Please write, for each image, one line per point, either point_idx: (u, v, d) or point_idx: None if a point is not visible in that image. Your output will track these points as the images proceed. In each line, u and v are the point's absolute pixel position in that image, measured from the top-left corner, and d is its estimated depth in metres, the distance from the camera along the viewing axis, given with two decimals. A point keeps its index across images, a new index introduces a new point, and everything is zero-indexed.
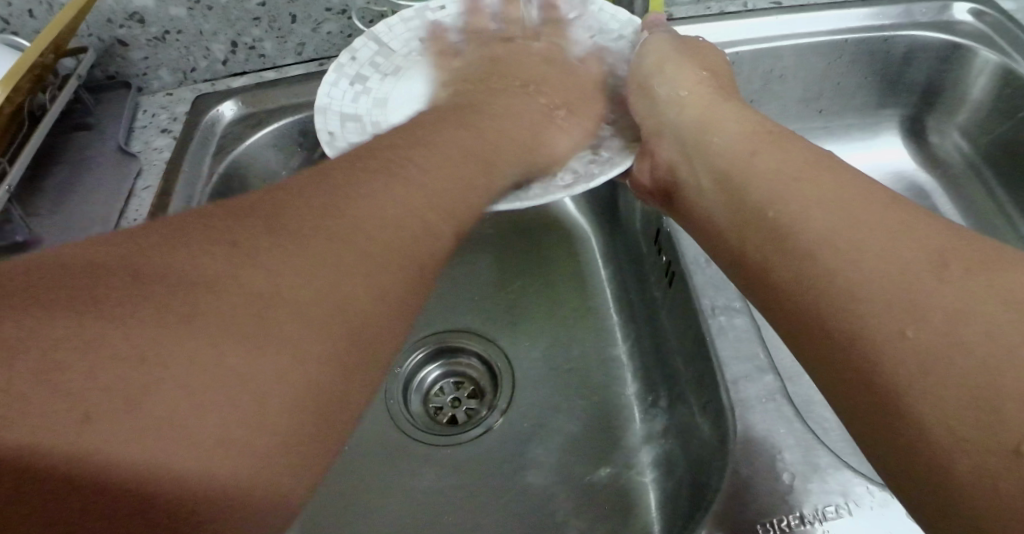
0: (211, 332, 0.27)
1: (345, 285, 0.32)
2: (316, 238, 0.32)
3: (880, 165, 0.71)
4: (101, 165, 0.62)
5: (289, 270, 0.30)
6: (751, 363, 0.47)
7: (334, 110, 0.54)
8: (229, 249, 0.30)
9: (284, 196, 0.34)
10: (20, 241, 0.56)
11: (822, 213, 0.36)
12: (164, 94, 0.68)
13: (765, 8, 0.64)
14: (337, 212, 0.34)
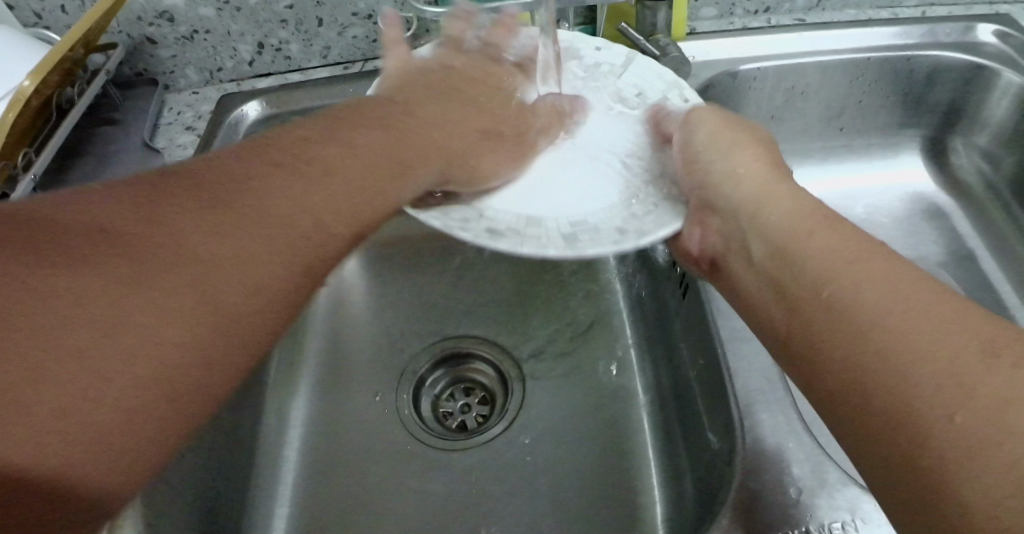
0: (126, 310, 0.29)
1: (260, 274, 0.34)
2: (242, 232, 0.34)
3: (900, 187, 0.70)
4: (125, 160, 0.62)
5: (213, 256, 0.32)
6: (764, 376, 0.47)
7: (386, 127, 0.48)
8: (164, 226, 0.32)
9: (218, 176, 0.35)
10: None
11: (877, 295, 0.32)
12: (190, 93, 0.69)
13: (789, 25, 0.65)
14: (263, 200, 0.36)
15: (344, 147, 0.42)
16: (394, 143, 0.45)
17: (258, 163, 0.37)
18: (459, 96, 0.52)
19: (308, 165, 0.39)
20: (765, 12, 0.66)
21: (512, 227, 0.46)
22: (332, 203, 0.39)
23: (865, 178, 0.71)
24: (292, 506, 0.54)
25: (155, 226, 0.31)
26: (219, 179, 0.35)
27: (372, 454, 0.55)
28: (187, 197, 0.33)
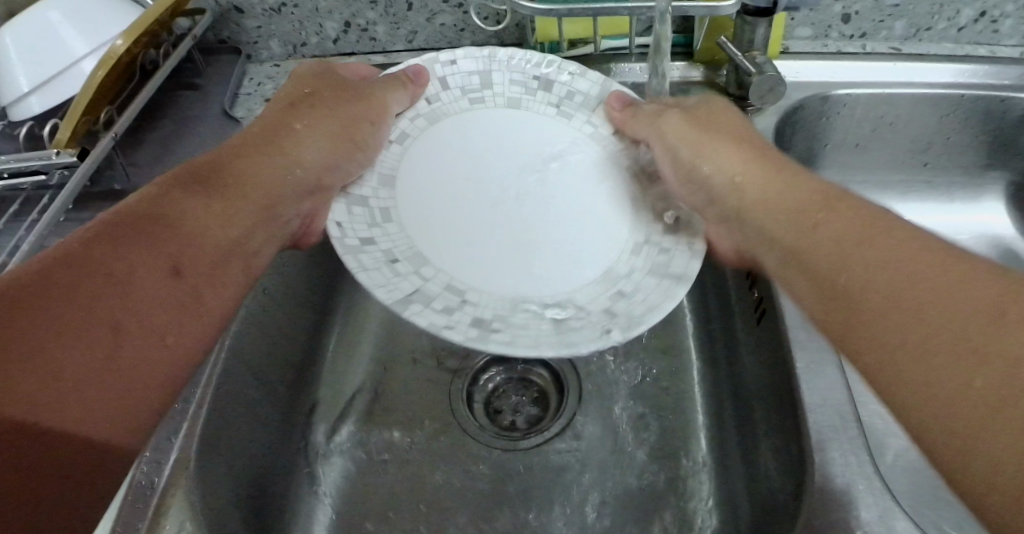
0: (50, 371, 0.32)
1: (182, 303, 0.37)
2: (165, 276, 0.37)
3: (978, 229, 0.67)
4: (204, 126, 0.63)
5: (135, 308, 0.35)
6: (837, 413, 0.44)
7: (351, 240, 0.46)
8: (92, 287, 0.34)
9: (138, 224, 0.38)
10: (116, 189, 0.60)
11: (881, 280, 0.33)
12: (271, 65, 0.69)
13: (883, 53, 0.63)
14: (182, 243, 0.39)
15: (221, 185, 0.42)
16: (265, 168, 0.45)
17: (143, 211, 0.38)
18: (320, 99, 0.50)
19: (184, 210, 0.40)
20: (862, 37, 0.64)
21: (499, 317, 0.45)
22: (239, 228, 0.42)
23: (941, 217, 0.68)
24: (335, 488, 0.54)
25: (67, 279, 0.34)
26: (125, 227, 0.37)
27: (417, 448, 0.55)
28: (105, 253, 0.36)
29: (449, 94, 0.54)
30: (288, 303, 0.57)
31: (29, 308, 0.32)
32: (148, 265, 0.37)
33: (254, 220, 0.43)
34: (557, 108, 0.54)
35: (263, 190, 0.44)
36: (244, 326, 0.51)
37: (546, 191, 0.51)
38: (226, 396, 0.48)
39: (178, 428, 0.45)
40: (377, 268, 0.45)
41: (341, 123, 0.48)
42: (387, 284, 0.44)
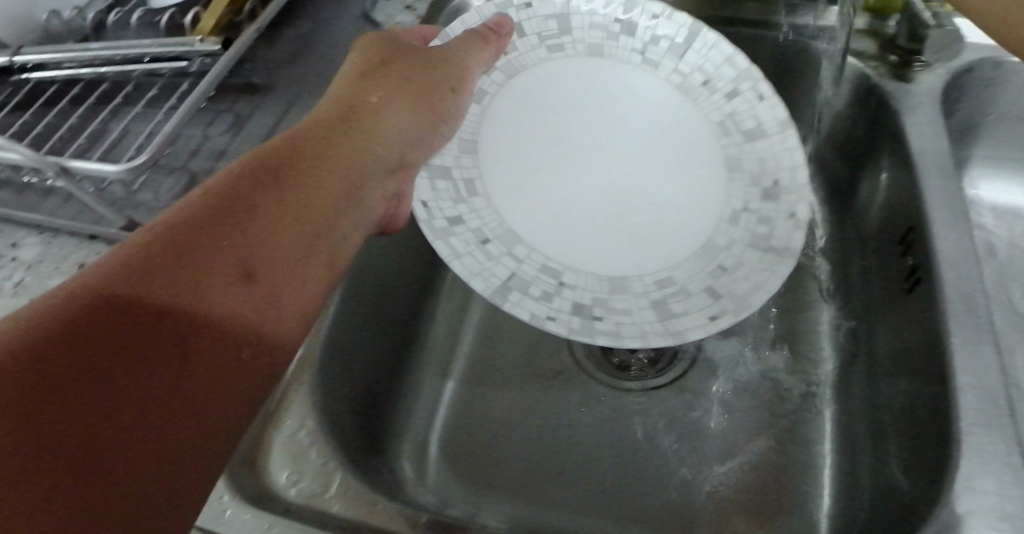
0: (162, 351, 0.29)
1: (302, 260, 0.35)
2: (281, 238, 0.35)
3: None
4: (345, 29, 0.63)
5: (251, 275, 0.33)
6: (991, 396, 0.41)
7: (441, 219, 0.48)
8: (204, 259, 0.32)
9: (246, 190, 0.35)
10: (254, 82, 0.61)
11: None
12: None
13: None
14: (293, 205, 0.36)
15: (321, 148, 0.39)
16: (361, 129, 0.42)
17: (249, 179, 0.36)
18: (399, 56, 0.47)
19: (291, 174, 0.37)
20: None
21: (599, 303, 0.46)
22: (345, 187, 0.39)
23: None
24: (452, 400, 0.56)
25: (181, 254, 0.32)
26: (234, 198, 0.34)
27: (531, 375, 0.57)
28: (214, 221, 0.33)
29: (528, 43, 0.52)
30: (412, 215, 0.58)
31: (150, 278, 0.30)
32: (264, 237, 0.34)
33: (359, 178, 0.40)
34: (642, 55, 0.53)
35: (360, 148, 0.41)
36: None
37: (625, 159, 0.53)
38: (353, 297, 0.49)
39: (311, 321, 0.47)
40: (468, 250, 0.48)
41: (425, 84, 0.46)
42: (485, 271, 0.47)
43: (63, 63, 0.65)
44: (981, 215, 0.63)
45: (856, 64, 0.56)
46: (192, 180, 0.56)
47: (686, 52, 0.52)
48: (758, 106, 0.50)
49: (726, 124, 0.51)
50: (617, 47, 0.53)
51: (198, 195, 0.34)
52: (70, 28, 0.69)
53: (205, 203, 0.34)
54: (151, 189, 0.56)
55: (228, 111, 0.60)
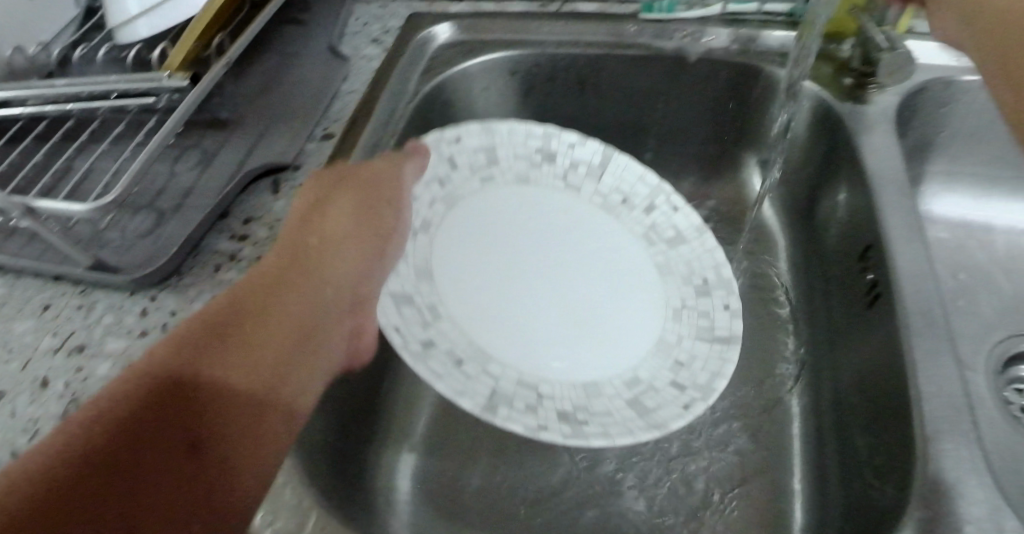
0: (160, 467, 0.30)
1: (291, 372, 0.37)
2: (271, 355, 0.36)
3: None
4: (311, 63, 0.64)
5: (243, 391, 0.34)
6: (953, 406, 0.42)
7: (412, 342, 0.42)
8: (201, 379, 0.34)
9: (238, 311, 0.37)
10: (222, 117, 0.61)
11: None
12: (379, 6, 0.69)
13: None
14: (281, 326, 0.38)
15: (287, 281, 0.40)
16: (314, 264, 0.42)
17: (208, 323, 0.36)
18: (338, 191, 0.46)
19: (254, 315, 0.37)
20: None
21: (582, 409, 0.44)
22: (327, 303, 0.41)
23: None
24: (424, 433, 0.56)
25: (182, 376, 0.33)
26: (193, 342, 0.35)
27: None
28: (210, 342, 0.35)
29: (462, 174, 0.54)
30: None
31: (151, 402, 0.32)
32: (225, 376, 0.34)
33: (341, 294, 0.42)
34: (564, 180, 0.58)
35: (338, 269, 0.43)
36: None
37: (572, 274, 0.55)
38: None
39: None
40: (448, 371, 0.42)
41: (370, 215, 0.46)
42: (472, 389, 0.41)
43: (27, 100, 0.65)
44: (937, 230, 0.65)
45: (812, 88, 0.57)
46: (160, 220, 0.54)
47: (603, 175, 0.59)
48: (675, 216, 0.58)
49: (649, 235, 0.58)
50: (543, 173, 0.58)
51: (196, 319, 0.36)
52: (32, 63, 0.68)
53: (203, 326, 0.36)
54: (120, 226, 0.53)
55: (195, 147, 0.59)
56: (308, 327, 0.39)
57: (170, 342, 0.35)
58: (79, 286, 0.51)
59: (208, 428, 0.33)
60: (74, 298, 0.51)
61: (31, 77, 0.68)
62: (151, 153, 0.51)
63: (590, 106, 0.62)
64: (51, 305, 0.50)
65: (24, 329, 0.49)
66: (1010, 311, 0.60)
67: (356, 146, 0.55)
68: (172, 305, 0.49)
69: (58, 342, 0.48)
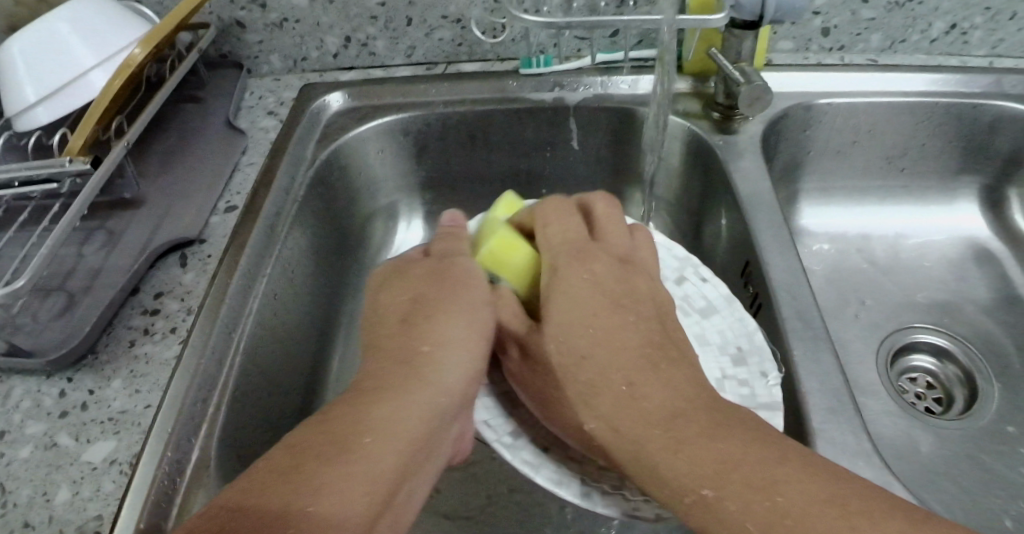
0: None
1: (389, 487, 0.39)
2: (379, 466, 0.39)
3: (955, 234, 0.69)
4: (210, 138, 0.65)
5: (347, 504, 0.36)
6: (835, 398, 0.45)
7: (503, 433, 0.47)
8: (310, 491, 0.36)
9: (344, 425, 0.40)
10: (126, 198, 0.61)
11: (635, 331, 0.45)
12: (272, 79, 0.71)
13: (861, 64, 0.67)
14: (383, 436, 0.40)
15: (388, 385, 0.43)
16: (426, 364, 0.45)
17: (318, 431, 0.39)
18: (431, 287, 0.50)
19: (362, 422, 0.40)
20: (840, 50, 0.69)
21: None
22: (432, 412, 0.43)
23: (921, 222, 0.70)
24: None
25: (298, 486, 0.36)
26: (310, 451, 0.38)
27: None
28: (316, 454, 0.38)
29: None
30: (297, 305, 0.58)
31: (265, 512, 0.34)
32: (344, 481, 0.37)
33: (448, 402, 0.44)
34: None
35: (437, 375, 0.44)
36: (256, 331, 0.52)
37: None
38: (241, 398, 0.49)
39: (199, 428, 0.46)
40: (542, 460, 0.45)
41: (478, 311, 0.49)
42: (552, 476, 0.44)
43: None
44: (817, 242, 0.70)
45: (683, 122, 0.62)
46: (67, 304, 0.53)
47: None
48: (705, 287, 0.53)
49: None
50: None
51: (299, 438, 0.39)
52: None
53: (309, 444, 0.39)
54: (31, 311, 0.53)
55: (100, 229, 0.59)
56: (421, 428, 0.42)
57: (280, 456, 0.38)
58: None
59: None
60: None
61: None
62: (58, 238, 0.52)
63: (483, 158, 0.66)
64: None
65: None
66: (893, 309, 0.65)
67: (259, 216, 0.56)
68: (90, 384, 0.50)
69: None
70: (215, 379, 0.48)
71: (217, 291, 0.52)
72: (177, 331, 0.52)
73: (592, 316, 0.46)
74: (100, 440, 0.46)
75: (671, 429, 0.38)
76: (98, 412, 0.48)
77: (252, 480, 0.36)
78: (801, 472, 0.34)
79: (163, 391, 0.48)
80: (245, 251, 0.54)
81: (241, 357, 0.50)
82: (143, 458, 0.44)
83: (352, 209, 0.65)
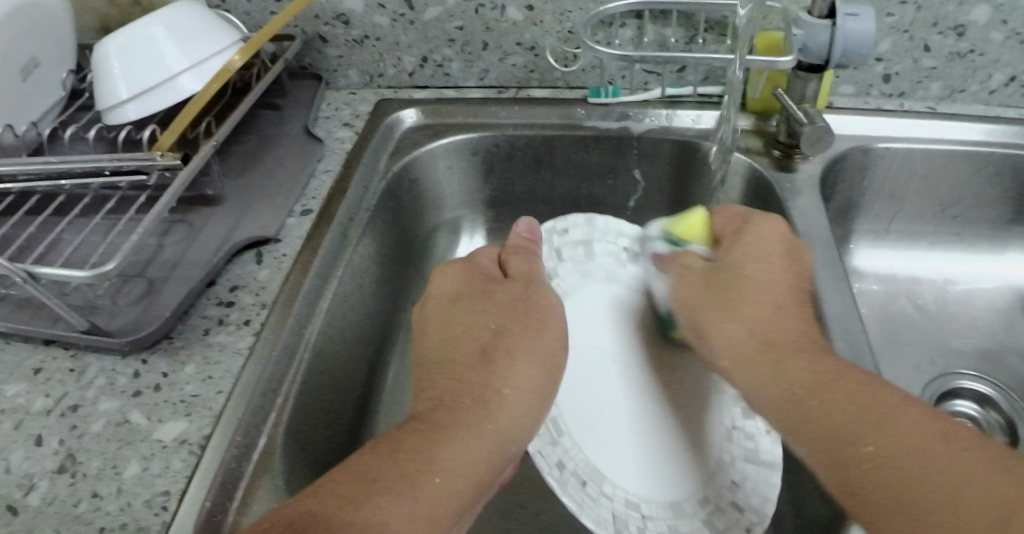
0: None
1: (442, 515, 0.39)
2: (431, 490, 0.40)
3: (1004, 283, 0.70)
4: (288, 144, 0.69)
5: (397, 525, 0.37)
6: None
7: (546, 454, 0.50)
8: (367, 505, 0.37)
9: (399, 449, 0.41)
10: (207, 195, 0.65)
11: (798, 326, 0.46)
12: (348, 92, 0.75)
13: (920, 111, 0.69)
14: (439, 464, 0.41)
15: (450, 414, 0.45)
16: (498, 409, 0.46)
17: (386, 458, 0.40)
18: (511, 320, 0.51)
19: (427, 451, 0.41)
20: (900, 96, 0.70)
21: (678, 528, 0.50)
22: (490, 445, 0.44)
23: (971, 269, 0.71)
24: None
25: (361, 503, 0.37)
26: (382, 480, 0.39)
27: None
28: (375, 476, 0.39)
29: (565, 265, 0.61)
30: (362, 307, 0.60)
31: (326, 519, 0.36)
32: (400, 506, 0.38)
33: (506, 438, 0.45)
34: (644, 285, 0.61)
35: (499, 411, 0.46)
36: (324, 329, 0.55)
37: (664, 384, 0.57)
38: (307, 392, 0.52)
39: (266, 417, 0.48)
40: (577, 494, 0.49)
41: (549, 360, 0.50)
42: (596, 516, 0.49)
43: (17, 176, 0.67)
44: (866, 283, 0.71)
45: (744, 158, 0.64)
46: (147, 289, 0.57)
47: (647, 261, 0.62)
48: None
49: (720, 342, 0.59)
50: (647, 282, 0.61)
51: (360, 459, 0.41)
52: (24, 142, 0.71)
53: (369, 466, 0.40)
54: (112, 294, 0.56)
55: (182, 222, 0.62)
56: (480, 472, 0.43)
57: (340, 474, 0.39)
58: (70, 350, 0.54)
59: None
60: (65, 361, 0.54)
61: (20, 153, 0.71)
62: (146, 228, 0.55)
63: (546, 181, 0.69)
64: (43, 368, 0.53)
65: (17, 391, 0.52)
66: (937, 354, 0.66)
67: (333, 221, 0.59)
68: (164, 367, 0.52)
69: (51, 403, 0.51)
70: (285, 371, 0.51)
71: (292, 288, 0.55)
72: (250, 323, 0.54)
73: (740, 303, 0.48)
74: (171, 421, 0.48)
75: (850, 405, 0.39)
76: (171, 394, 0.50)
77: (316, 495, 0.38)
78: (966, 455, 0.34)
79: (235, 379, 0.50)
80: (319, 252, 0.57)
81: (309, 353, 0.53)
82: (211, 443, 0.46)
83: (416, 221, 0.68)
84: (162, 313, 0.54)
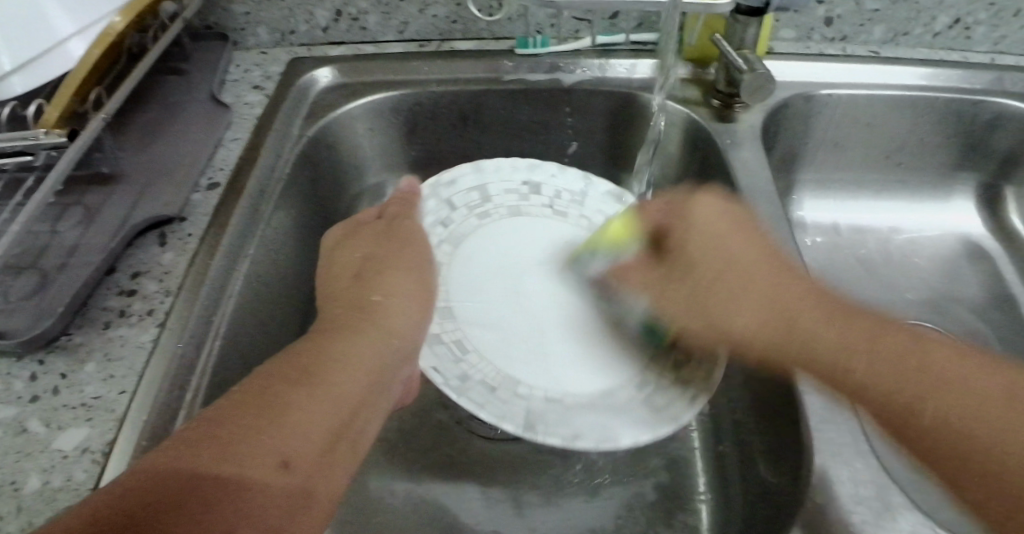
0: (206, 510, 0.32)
1: (323, 412, 0.38)
2: (317, 396, 0.38)
3: (946, 230, 0.69)
4: (193, 112, 0.63)
5: (284, 430, 0.36)
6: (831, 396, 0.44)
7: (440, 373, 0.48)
8: (239, 415, 0.35)
9: (276, 368, 0.39)
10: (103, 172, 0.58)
11: (770, 274, 0.45)
12: (259, 52, 0.69)
13: (863, 56, 0.66)
14: (315, 372, 0.39)
15: (314, 339, 0.42)
16: (372, 317, 0.44)
17: (256, 380, 0.38)
18: (377, 251, 0.50)
19: (316, 369, 0.39)
20: (842, 40, 0.68)
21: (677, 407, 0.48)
22: (372, 362, 0.42)
23: (914, 217, 0.69)
24: None
25: (239, 421, 0.35)
26: (259, 396, 0.37)
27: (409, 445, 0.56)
28: (250, 397, 0.37)
29: (461, 214, 0.58)
30: (279, 285, 0.56)
31: (202, 439, 0.34)
32: (280, 420, 0.36)
33: (379, 351, 0.43)
34: (551, 209, 0.60)
35: (357, 330, 0.43)
36: (236, 314, 0.50)
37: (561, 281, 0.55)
38: (220, 385, 0.47)
39: (176, 416, 0.44)
40: (487, 400, 0.47)
41: (417, 273, 0.50)
42: (505, 413, 0.47)
43: None
44: (811, 235, 0.69)
45: (683, 108, 0.61)
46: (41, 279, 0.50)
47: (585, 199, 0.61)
48: None
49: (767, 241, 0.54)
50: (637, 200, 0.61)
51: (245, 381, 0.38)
52: None
53: (245, 388, 0.37)
54: None
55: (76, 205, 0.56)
56: (354, 392, 0.40)
57: (221, 399, 0.37)
58: None
59: (251, 457, 0.34)
60: None
61: None
62: (32, 212, 0.49)
63: (473, 142, 0.65)
64: None
65: None
66: (886, 306, 0.64)
67: (243, 193, 0.54)
68: (62, 367, 0.46)
69: None
70: (193, 363, 0.46)
71: (198, 270, 0.50)
72: (155, 313, 0.50)
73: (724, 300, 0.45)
74: (73, 427, 0.43)
75: (882, 350, 0.39)
76: (70, 397, 0.45)
77: (193, 423, 0.35)
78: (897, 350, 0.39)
79: (139, 375, 0.45)
80: (229, 231, 0.52)
81: (220, 341, 0.48)
82: (117, 450, 0.41)
83: (338, 189, 0.64)
84: (56, 307, 0.48)
